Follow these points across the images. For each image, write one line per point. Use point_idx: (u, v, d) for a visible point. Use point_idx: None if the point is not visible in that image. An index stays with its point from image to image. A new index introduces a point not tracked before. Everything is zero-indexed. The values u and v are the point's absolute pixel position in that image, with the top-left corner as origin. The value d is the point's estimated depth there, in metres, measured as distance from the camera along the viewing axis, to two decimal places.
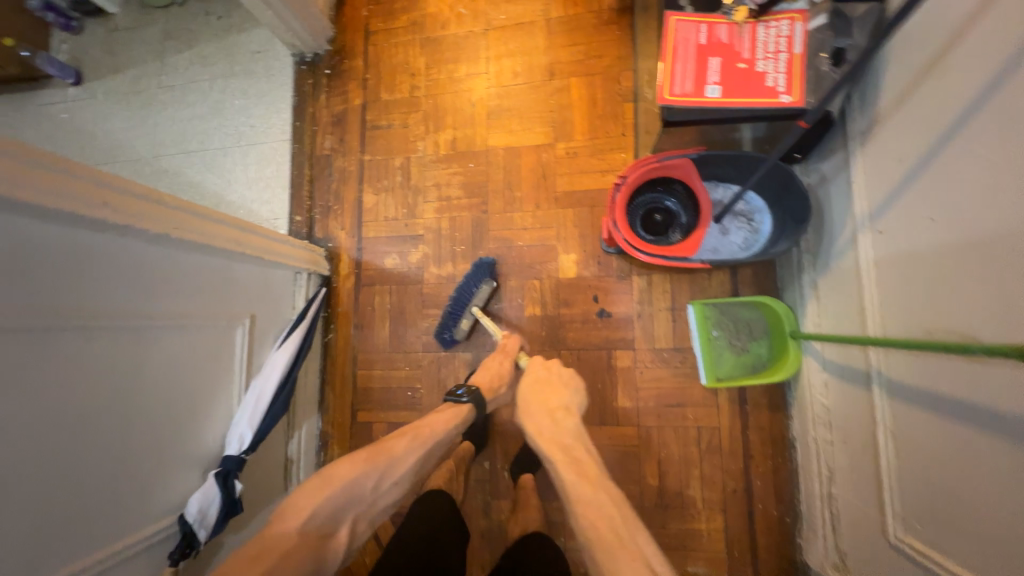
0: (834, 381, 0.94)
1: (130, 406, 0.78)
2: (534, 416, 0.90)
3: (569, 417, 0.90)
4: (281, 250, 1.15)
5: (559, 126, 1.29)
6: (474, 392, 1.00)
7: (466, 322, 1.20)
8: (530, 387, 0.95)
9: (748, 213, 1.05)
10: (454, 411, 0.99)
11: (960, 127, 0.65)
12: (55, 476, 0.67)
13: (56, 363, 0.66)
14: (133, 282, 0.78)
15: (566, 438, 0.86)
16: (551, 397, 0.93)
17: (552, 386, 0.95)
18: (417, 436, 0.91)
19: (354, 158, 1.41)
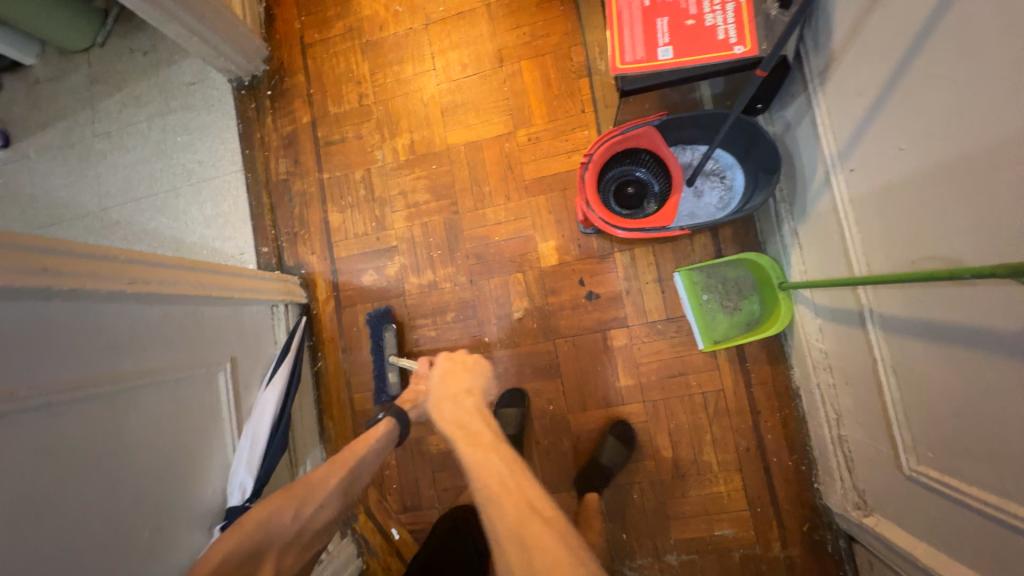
0: (829, 325, 0.94)
1: (117, 475, 0.73)
2: (440, 406, 0.85)
3: (473, 397, 0.86)
4: (251, 287, 1.11)
5: (517, 113, 1.26)
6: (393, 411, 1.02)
7: (392, 375, 1.19)
8: (439, 381, 0.92)
9: (720, 171, 1.03)
10: (370, 432, 0.99)
11: (917, 50, 0.64)
12: (49, 564, 0.63)
13: (26, 445, 0.62)
14: (95, 346, 0.73)
15: (474, 409, 0.83)
16: (452, 382, 0.91)
17: (460, 370, 0.93)
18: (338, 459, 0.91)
19: (312, 178, 1.35)
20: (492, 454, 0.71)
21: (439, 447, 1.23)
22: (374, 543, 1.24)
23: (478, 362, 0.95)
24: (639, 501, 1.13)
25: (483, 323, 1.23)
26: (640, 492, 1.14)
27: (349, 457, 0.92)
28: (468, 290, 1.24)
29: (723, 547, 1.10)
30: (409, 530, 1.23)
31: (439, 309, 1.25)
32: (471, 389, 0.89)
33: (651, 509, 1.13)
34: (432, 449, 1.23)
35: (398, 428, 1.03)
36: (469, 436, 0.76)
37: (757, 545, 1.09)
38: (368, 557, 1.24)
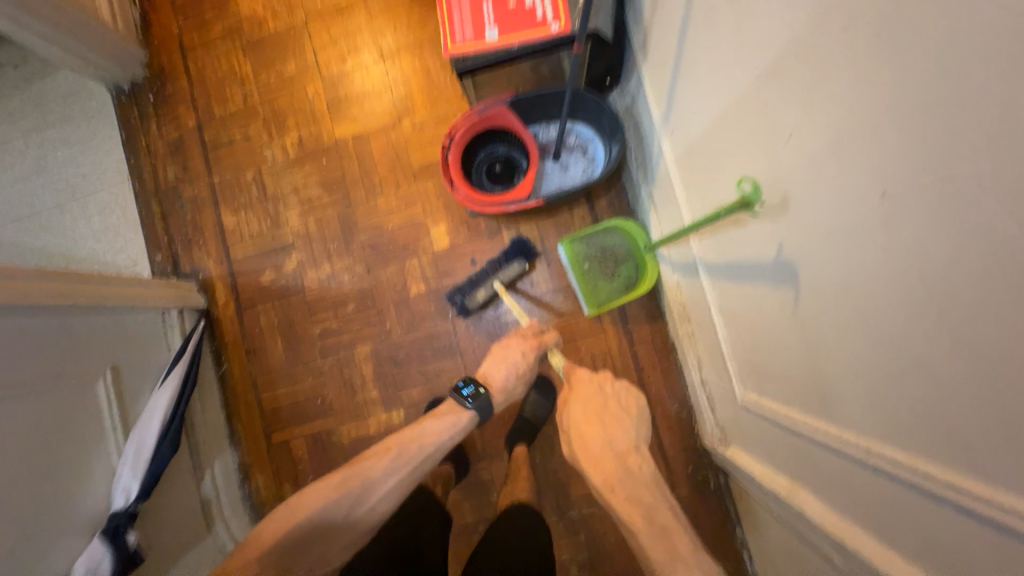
0: (682, 278, 1.03)
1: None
2: (603, 473, 0.80)
3: (643, 459, 0.82)
4: (133, 294, 1.10)
5: (400, 104, 1.29)
6: (481, 399, 0.93)
7: (483, 292, 1.19)
8: (582, 420, 0.87)
9: (581, 145, 1.10)
10: (456, 415, 0.92)
11: (687, 21, 0.71)
12: None
13: None
14: None
15: (645, 478, 0.79)
16: (602, 433, 0.84)
17: (609, 413, 0.87)
18: (400, 453, 0.85)
19: (202, 182, 1.34)
20: (679, 558, 0.68)
21: (350, 435, 1.25)
22: None
23: (632, 405, 0.89)
24: (542, 462, 1.20)
25: (383, 311, 1.26)
26: (542, 455, 1.21)
27: (416, 447, 0.86)
28: (366, 279, 1.27)
29: None
30: None
31: (340, 300, 1.27)
32: (632, 448, 0.83)
33: (554, 468, 1.20)
34: (343, 438, 1.25)
35: (480, 418, 0.93)
36: (648, 522, 0.73)
37: None
38: None
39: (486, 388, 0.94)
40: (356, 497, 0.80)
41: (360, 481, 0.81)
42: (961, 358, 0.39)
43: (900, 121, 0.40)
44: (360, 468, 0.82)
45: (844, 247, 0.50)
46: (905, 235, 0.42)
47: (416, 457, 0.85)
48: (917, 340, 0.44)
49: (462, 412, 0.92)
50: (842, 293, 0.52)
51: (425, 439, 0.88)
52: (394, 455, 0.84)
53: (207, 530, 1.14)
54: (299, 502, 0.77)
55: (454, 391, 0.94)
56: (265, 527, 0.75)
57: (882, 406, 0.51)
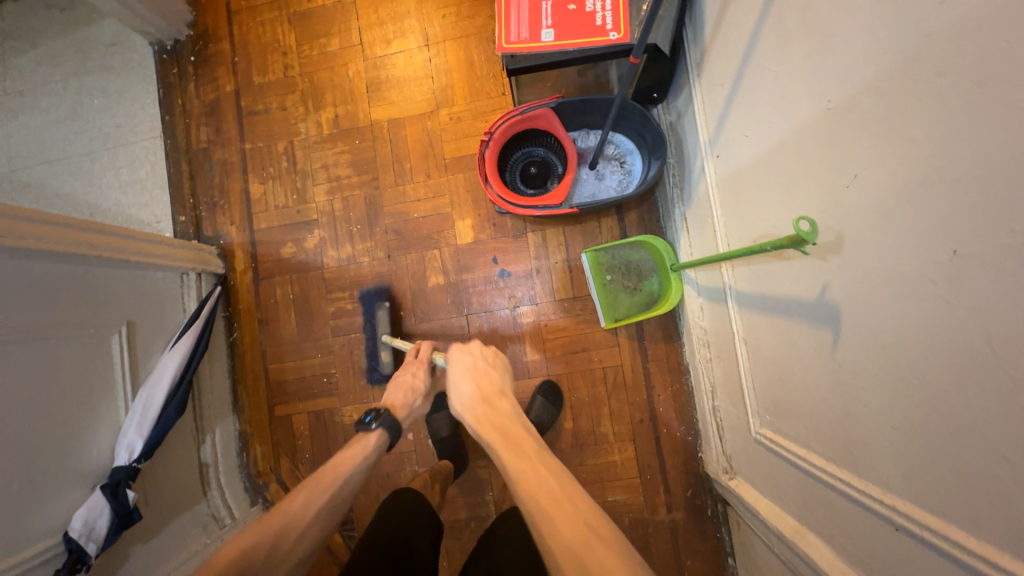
0: (707, 303, 1.01)
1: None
2: (480, 417, 0.77)
3: (505, 400, 0.80)
4: (155, 253, 1.10)
5: (440, 92, 1.28)
6: (385, 417, 0.88)
7: (386, 354, 1.22)
8: (465, 376, 0.83)
9: (620, 156, 1.09)
10: (363, 440, 0.85)
11: (753, 44, 0.70)
12: None
13: None
14: None
15: (510, 418, 0.77)
16: (480, 386, 0.82)
17: (484, 374, 0.84)
18: (316, 482, 0.78)
19: (234, 148, 1.34)
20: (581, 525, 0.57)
21: (352, 417, 1.25)
22: None
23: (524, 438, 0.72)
24: None
25: (399, 298, 1.26)
26: None
27: (336, 479, 0.79)
28: (385, 264, 1.26)
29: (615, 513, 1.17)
30: None
31: (357, 282, 1.27)
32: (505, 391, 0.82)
33: None
34: (344, 420, 1.25)
35: (391, 435, 0.88)
36: (548, 478, 0.64)
37: (645, 509, 1.16)
38: None
39: (387, 409, 0.90)
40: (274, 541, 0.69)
41: (279, 518, 0.72)
42: (1013, 431, 0.38)
43: (987, 180, 0.38)
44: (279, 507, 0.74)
45: (899, 298, 0.49)
46: (972, 297, 0.41)
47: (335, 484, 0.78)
48: (967, 407, 0.43)
49: (370, 433, 0.87)
50: (889, 345, 0.51)
51: (343, 465, 0.81)
52: (311, 488, 0.77)
53: (202, 496, 1.14)
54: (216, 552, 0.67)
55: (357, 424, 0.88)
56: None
57: (917, 464, 0.50)
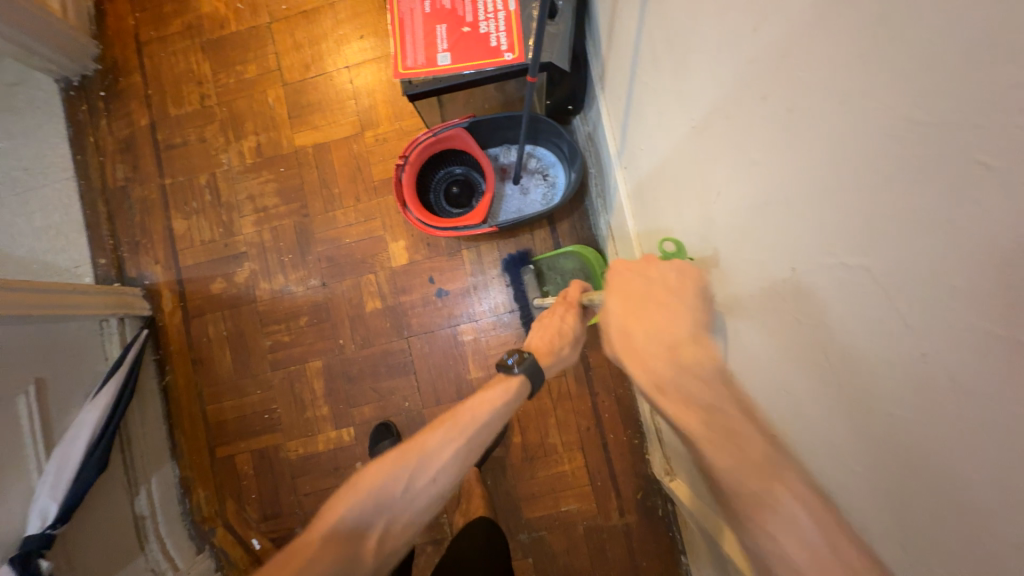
0: None
1: None
2: (656, 378, 0.55)
3: (703, 352, 0.54)
4: (69, 302, 1.05)
5: (363, 114, 1.26)
6: (527, 362, 0.78)
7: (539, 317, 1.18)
8: (621, 313, 0.61)
9: (542, 169, 1.09)
10: (502, 384, 0.77)
11: (635, 62, 0.71)
12: None
13: None
14: None
15: (705, 376, 0.52)
16: (658, 346, 0.56)
17: (654, 300, 0.60)
18: (457, 422, 0.72)
19: (153, 183, 1.29)
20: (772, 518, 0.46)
21: (298, 452, 1.21)
22: (233, 555, 1.20)
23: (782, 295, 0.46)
24: (494, 487, 1.19)
25: (338, 326, 1.23)
26: (493, 479, 1.19)
27: (475, 421, 0.72)
28: (321, 292, 1.24)
29: (569, 522, 1.17)
30: (270, 538, 1.20)
31: (293, 312, 1.24)
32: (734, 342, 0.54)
33: (504, 492, 1.19)
34: (290, 454, 1.22)
35: (532, 385, 0.78)
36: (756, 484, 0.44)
37: (598, 516, 1.17)
38: (227, 571, 1.20)
39: (530, 352, 0.80)
40: (413, 474, 0.66)
41: (417, 451, 0.68)
42: (857, 442, 0.40)
43: (808, 206, 0.40)
44: (417, 440, 0.69)
45: (763, 313, 0.50)
46: (813, 315, 0.42)
47: (473, 425, 0.71)
48: (821, 418, 0.44)
49: (510, 379, 0.78)
50: (763, 358, 0.52)
51: (485, 404, 0.74)
52: (455, 424, 0.72)
53: (139, 550, 1.09)
54: (359, 479, 0.66)
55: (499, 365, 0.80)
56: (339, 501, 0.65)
57: None
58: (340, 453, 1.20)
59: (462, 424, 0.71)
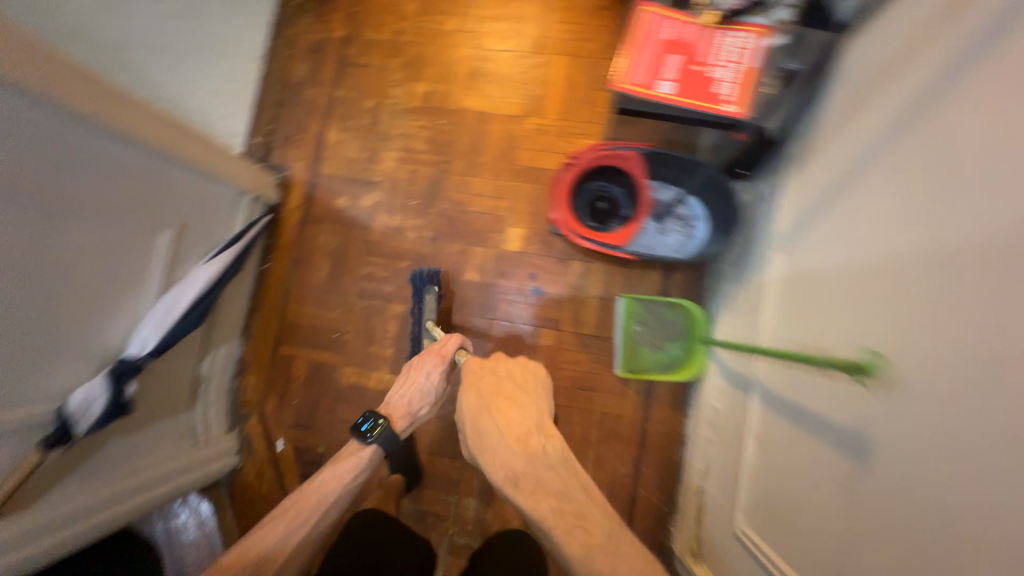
0: (728, 387, 1.00)
1: (35, 287, 0.75)
2: (506, 463, 0.69)
3: (548, 440, 0.71)
4: (226, 169, 1.12)
5: (533, 101, 1.30)
6: (381, 430, 0.94)
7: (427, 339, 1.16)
8: (474, 407, 0.77)
9: (687, 218, 1.08)
10: (357, 454, 0.94)
11: (862, 165, 0.71)
12: None
13: None
14: (68, 164, 0.77)
15: (552, 460, 0.68)
16: (509, 424, 0.73)
17: (514, 398, 0.77)
18: (296, 511, 0.84)
19: (325, 91, 1.37)
20: None
21: (349, 378, 1.26)
22: (256, 445, 1.26)
23: (529, 377, 0.82)
24: None
25: None
26: None
27: (313, 504, 0.85)
28: (428, 246, 1.27)
29: None
30: (293, 445, 1.26)
31: (396, 253, 1.28)
32: (547, 431, 0.72)
33: None
34: (342, 378, 1.26)
35: (382, 450, 0.94)
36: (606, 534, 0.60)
37: None
38: (245, 457, 1.26)
39: (387, 419, 0.95)
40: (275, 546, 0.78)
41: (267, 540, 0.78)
42: None
43: None
44: (259, 535, 0.79)
45: (948, 460, 0.49)
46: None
47: (318, 507, 0.85)
48: None
49: (363, 448, 0.94)
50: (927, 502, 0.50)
51: (324, 488, 0.87)
52: (290, 517, 0.83)
53: (188, 409, 1.15)
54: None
55: (354, 431, 0.94)
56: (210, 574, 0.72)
57: None
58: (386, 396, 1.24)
59: (302, 510, 0.84)
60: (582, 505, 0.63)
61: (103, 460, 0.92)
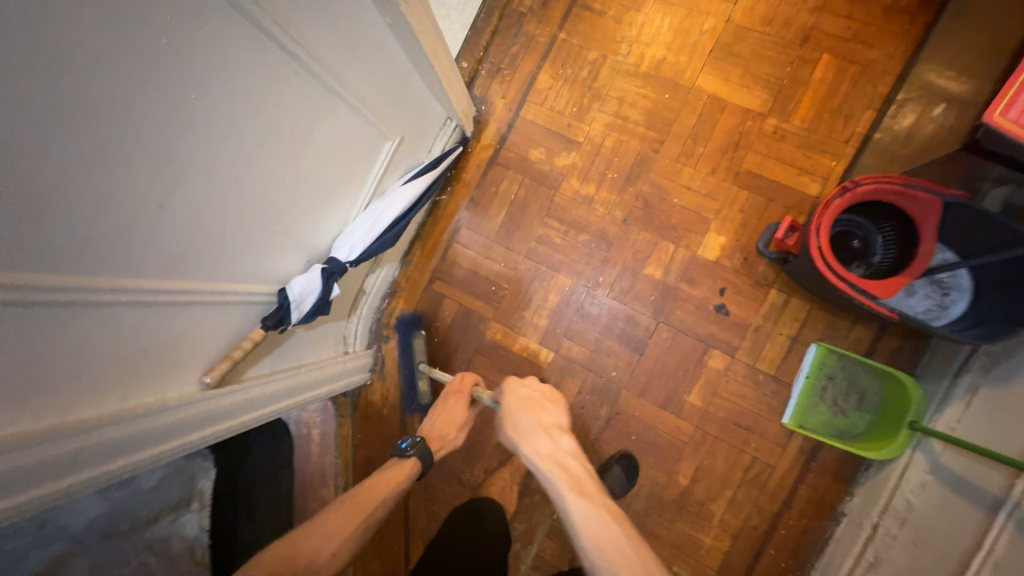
0: (939, 488, 0.88)
1: (286, 160, 0.72)
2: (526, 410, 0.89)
3: (549, 415, 0.88)
4: (453, 89, 1.06)
5: (781, 100, 1.13)
6: (420, 446, 0.96)
7: (421, 385, 1.20)
8: (515, 407, 0.90)
9: (946, 286, 0.94)
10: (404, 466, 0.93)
11: None
12: (215, 187, 0.61)
13: (266, 85, 0.62)
14: (346, 42, 0.74)
15: (547, 419, 0.87)
16: (530, 412, 0.88)
17: (542, 402, 0.91)
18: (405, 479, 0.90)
19: (549, 30, 1.25)
20: None
21: (495, 336, 1.23)
22: (388, 370, 1.28)
23: (558, 395, 0.94)
24: (630, 501, 1.14)
25: (606, 265, 1.18)
26: (635, 494, 1.14)
27: (401, 482, 0.89)
28: (615, 226, 1.18)
29: None
30: (424, 380, 1.26)
31: (578, 224, 1.20)
32: (563, 428, 0.86)
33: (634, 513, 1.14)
34: (487, 333, 1.23)
35: (423, 465, 0.95)
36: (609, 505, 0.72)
37: None
38: (375, 377, 1.28)
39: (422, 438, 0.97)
40: (343, 513, 0.78)
41: (364, 498, 0.82)
42: None
43: None
44: (371, 491, 0.85)
45: None
46: None
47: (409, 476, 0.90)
48: None
49: (406, 462, 0.93)
50: None
51: (402, 476, 0.90)
52: (384, 483, 0.87)
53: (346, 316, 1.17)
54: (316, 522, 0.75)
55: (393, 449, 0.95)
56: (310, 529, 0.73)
57: None
58: (526, 364, 1.20)
59: (398, 488, 0.87)
60: (578, 471, 0.77)
61: (289, 349, 0.93)
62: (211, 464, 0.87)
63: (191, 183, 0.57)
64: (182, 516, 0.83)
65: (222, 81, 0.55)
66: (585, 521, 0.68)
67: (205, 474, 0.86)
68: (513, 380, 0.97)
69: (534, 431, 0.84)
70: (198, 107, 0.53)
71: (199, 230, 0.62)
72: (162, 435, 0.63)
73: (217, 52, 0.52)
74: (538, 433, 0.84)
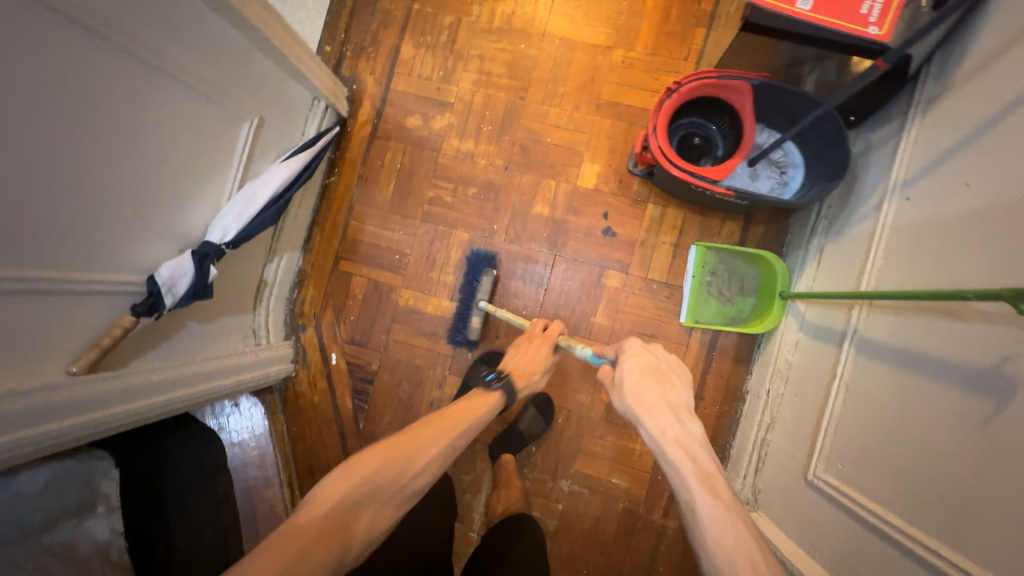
0: (807, 342, 0.98)
1: (137, 155, 0.73)
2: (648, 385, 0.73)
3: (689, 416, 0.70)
4: (310, 68, 1.09)
5: (623, 32, 1.23)
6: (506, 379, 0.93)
7: (475, 320, 1.18)
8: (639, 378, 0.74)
9: (783, 165, 1.04)
10: (484, 398, 0.90)
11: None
12: (58, 186, 0.62)
13: (98, 80, 0.63)
14: (180, 31, 0.75)
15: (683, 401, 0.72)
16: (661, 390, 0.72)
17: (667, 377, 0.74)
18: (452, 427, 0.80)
19: (402, 3, 1.30)
20: None
21: (407, 302, 1.25)
22: (311, 358, 1.28)
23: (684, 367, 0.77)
24: (561, 428, 1.19)
25: (498, 212, 1.23)
26: (565, 420, 1.19)
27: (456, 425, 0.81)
28: (499, 174, 1.24)
29: (612, 494, 1.17)
30: (349, 360, 1.27)
31: (464, 179, 1.25)
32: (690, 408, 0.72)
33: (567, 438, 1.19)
34: (400, 301, 1.26)
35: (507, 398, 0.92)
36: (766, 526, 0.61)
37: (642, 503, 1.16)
38: (299, 367, 1.28)
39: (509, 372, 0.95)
40: (405, 466, 0.71)
41: (410, 448, 0.73)
42: None
43: None
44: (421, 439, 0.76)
45: None
46: None
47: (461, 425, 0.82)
48: None
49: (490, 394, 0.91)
50: None
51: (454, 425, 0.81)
52: (439, 430, 0.79)
53: (251, 310, 1.17)
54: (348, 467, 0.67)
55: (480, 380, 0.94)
56: (343, 472, 0.66)
57: None
58: (441, 321, 1.24)
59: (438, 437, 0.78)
60: (706, 463, 0.65)
61: (182, 342, 0.93)
62: (110, 464, 0.84)
63: (29, 177, 0.58)
64: (86, 521, 0.78)
65: (40, 67, 0.56)
66: (712, 515, 0.59)
67: (105, 475, 0.82)
68: (633, 340, 0.80)
69: (660, 406, 0.71)
70: (15, 93, 0.54)
71: (48, 227, 0.62)
72: (28, 420, 0.63)
73: (30, 46, 0.54)
74: (663, 409, 0.70)
